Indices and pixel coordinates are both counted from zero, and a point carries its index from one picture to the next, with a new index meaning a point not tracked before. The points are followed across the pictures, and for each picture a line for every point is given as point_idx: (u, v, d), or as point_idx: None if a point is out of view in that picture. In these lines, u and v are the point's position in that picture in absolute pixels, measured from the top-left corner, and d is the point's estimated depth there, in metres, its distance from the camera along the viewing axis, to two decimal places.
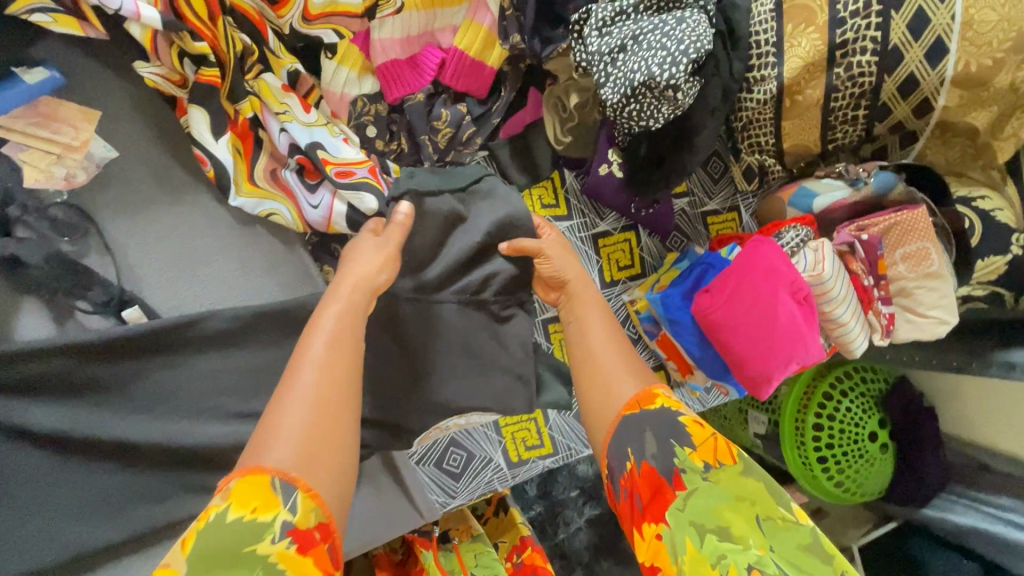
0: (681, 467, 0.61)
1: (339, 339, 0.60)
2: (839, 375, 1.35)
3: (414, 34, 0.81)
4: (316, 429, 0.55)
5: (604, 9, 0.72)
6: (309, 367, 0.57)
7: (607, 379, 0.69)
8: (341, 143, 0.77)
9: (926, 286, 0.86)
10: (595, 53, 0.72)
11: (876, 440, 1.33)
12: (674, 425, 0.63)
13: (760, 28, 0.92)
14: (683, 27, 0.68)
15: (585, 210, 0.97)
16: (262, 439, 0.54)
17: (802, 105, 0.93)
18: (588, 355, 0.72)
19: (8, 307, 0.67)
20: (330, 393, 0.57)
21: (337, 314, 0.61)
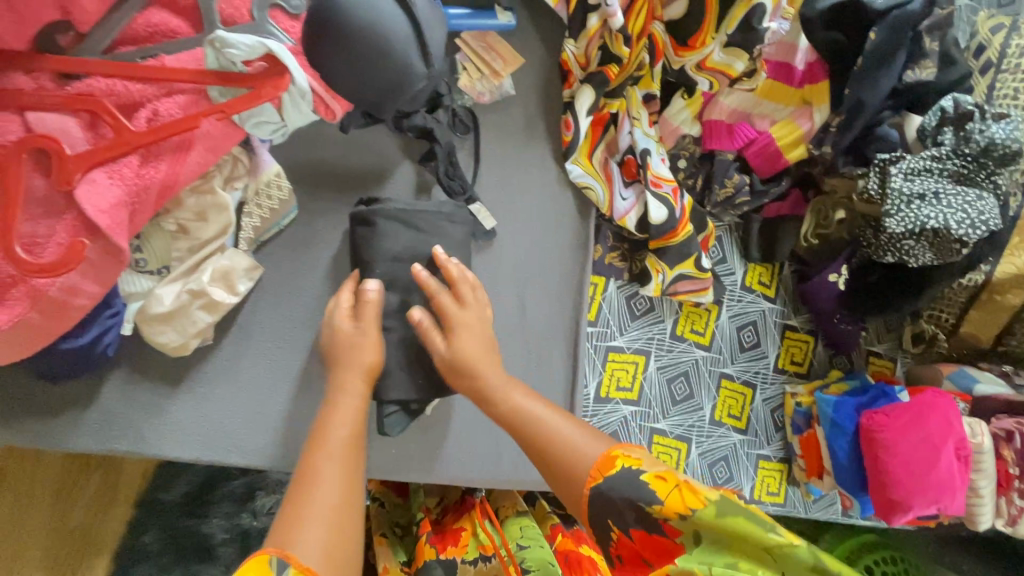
0: (663, 520, 0.57)
1: (342, 443, 0.64)
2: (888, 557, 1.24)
3: (741, 110, 0.98)
4: (340, 531, 0.57)
5: (916, 161, 0.88)
6: (323, 483, 0.59)
7: (563, 467, 0.64)
8: (661, 161, 0.92)
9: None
10: (896, 190, 0.87)
11: None
12: (637, 486, 0.59)
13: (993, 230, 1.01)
14: (981, 204, 0.85)
15: (787, 302, 1.11)
16: (285, 528, 0.55)
17: (995, 303, 1.06)
18: (540, 450, 0.66)
19: (393, 159, 0.82)
20: (349, 481, 0.61)
21: (343, 424, 0.66)
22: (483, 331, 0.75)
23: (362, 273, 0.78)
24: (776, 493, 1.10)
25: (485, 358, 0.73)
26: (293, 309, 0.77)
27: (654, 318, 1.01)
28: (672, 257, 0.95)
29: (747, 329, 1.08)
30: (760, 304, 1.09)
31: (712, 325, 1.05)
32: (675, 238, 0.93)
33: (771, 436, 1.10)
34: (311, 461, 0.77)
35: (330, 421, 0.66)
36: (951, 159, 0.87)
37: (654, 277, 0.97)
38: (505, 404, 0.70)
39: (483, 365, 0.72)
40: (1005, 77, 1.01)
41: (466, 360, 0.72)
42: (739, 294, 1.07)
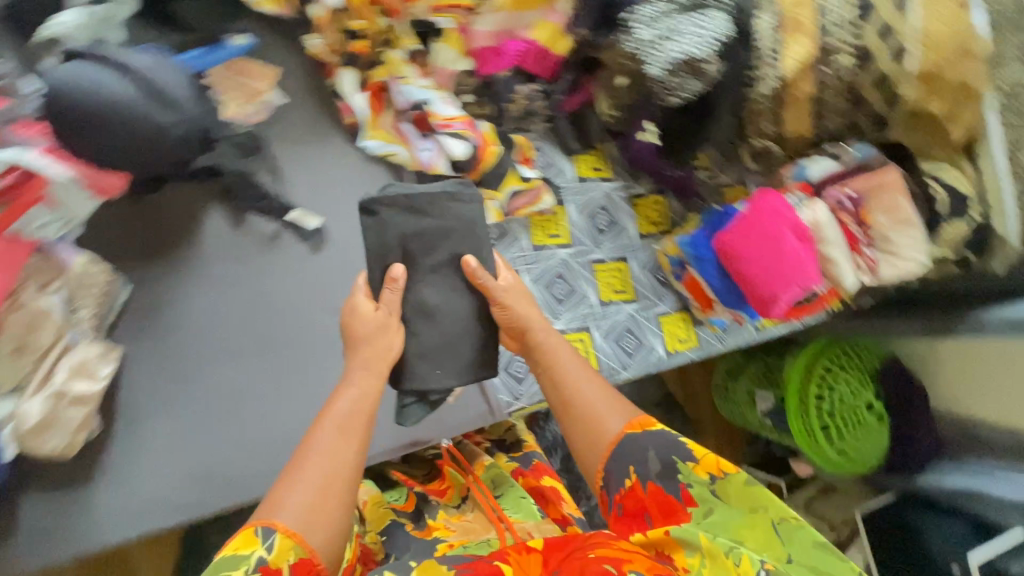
0: (687, 483, 0.72)
1: (344, 424, 0.69)
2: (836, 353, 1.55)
3: (499, 30, 1.04)
4: (328, 496, 0.63)
5: (650, 9, 0.96)
6: (314, 458, 0.65)
7: (588, 421, 0.78)
8: (446, 104, 1.00)
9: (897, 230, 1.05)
10: (641, 41, 0.96)
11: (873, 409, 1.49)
12: (669, 442, 0.75)
13: None
14: (712, 23, 0.93)
15: (624, 176, 1.22)
16: (278, 497, 0.62)
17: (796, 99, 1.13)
18: (565, 402, 0.80)
19: (201, 205, 0.88)
20: (345, 456, 0.66)
21: (350, 400, 0.72)
22: (526, 296, 0.86)
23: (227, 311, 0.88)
24: (687, 338, 1.20)
25: (527, 302, 0.85)
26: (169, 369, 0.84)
27: (510, 241, 1.10)
28: (494, 181, 1.03)
29: (600, 213, 1.18)
30: (600, 188, 1.19)
31: (565, 224, 1.14)
32: (486, 164, 1.01)
33: (662, 293, 1.21)
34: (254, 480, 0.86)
35: (340, 396, 0.72)
36: None
37: (490, 205, 1.03)
38: (545, 335, 0.83)
39: (529, 323, 0.84)
40: None
41: (511, 307, 0.83)
42: (579, 187, 1.17)
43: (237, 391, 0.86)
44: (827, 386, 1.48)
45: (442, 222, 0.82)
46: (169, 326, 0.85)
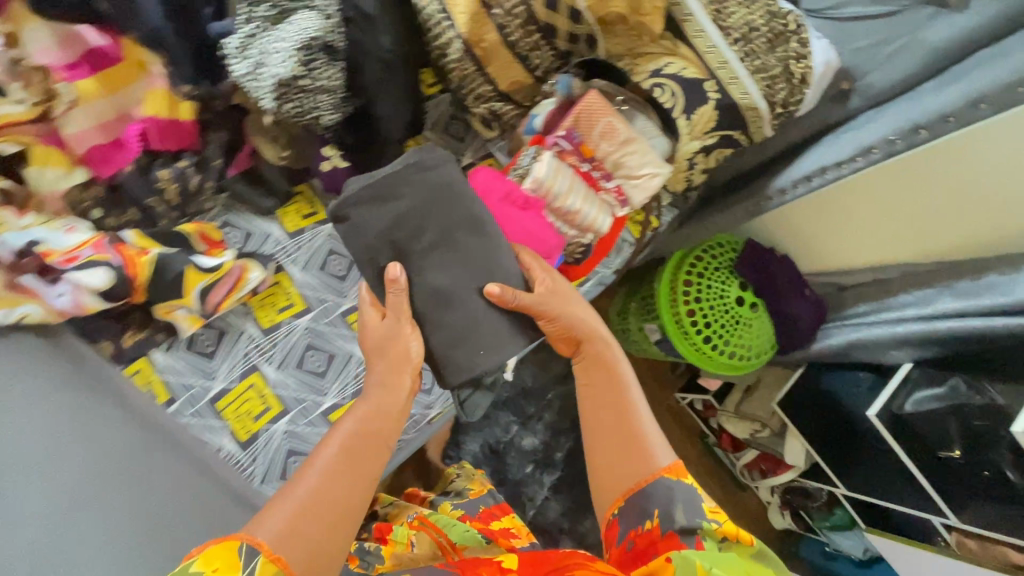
0: (702, 537, 0.76)
1: (368, 444, 0.81)
2: (696, 258, 1.61)
3: (107, 120, 0.89)
4: (310, 507, 0.71)
5: (234, 38, 0.83)
6: (312, 475, 0.74)
7: (644, 443, 0.87)
8: (66, 232, 0.85)
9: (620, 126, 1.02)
10: (240, 77, 0.84)
11: (743, 301, 1.59)
12: (695, 501, 0.80)
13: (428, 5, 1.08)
14: (301, 28, 0.82)
15: None
16: (261, 516, 0.70)
17: (489, 49, 1.09)
18: (596, 425, 0.92)
19: None
20: (334, 473, 0.76)
21: (358, 423, 0.83)
22: (563, 295, 0.96)
23: None
24: None
25: (564, 299, 0.96)
26: None
27: (232, 339, 0.96)
28: (167, 293, 0.89)
29: (332, 260, 1.03)
30: (322, 232, 1.04)
31: (293, 291, 1.01)
32: (143, 279, 0.87)
33: None
34: None
35: (342, 423, 0.83)
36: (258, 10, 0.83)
37: (178, 317, 0.91)
38: (600, 344, 0.97)
39: (596, 332, 0.97)
40: None
41: (572, 310, 0.95)
42: (294, 244, 1.02)
43: (76, 491, 0.74)
44: (693, 296, 1.58)
45: (416, 200, 0.89)
46: None
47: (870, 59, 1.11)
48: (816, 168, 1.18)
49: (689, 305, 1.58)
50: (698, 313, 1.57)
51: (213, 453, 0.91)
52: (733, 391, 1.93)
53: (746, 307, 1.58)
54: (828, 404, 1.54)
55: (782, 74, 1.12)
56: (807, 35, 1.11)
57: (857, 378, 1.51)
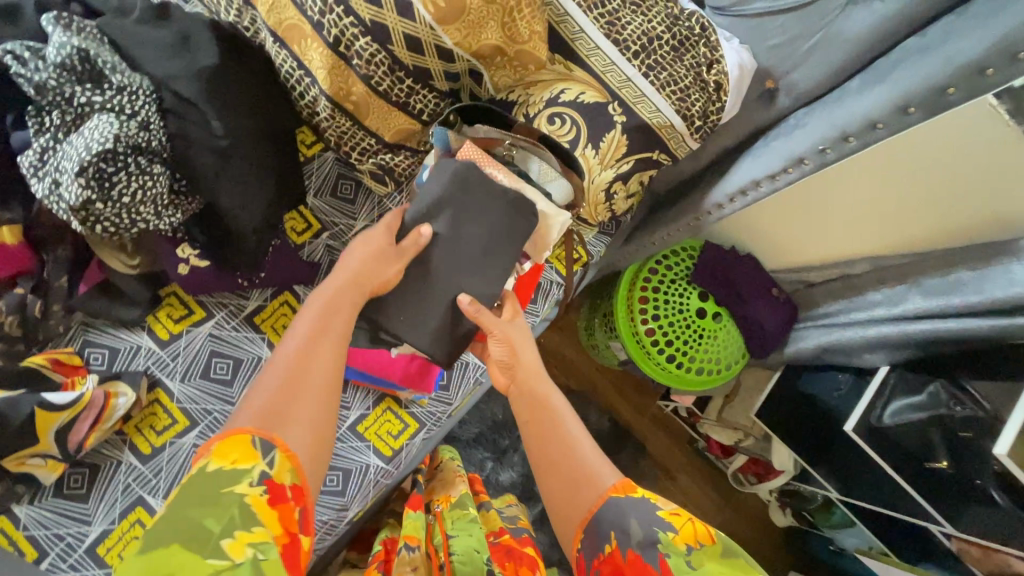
0: (665, 552, 0.67)
1: (326, 307, 0.74)
2: (648, 271, 1.40)
3: None
4: (301, 393, 0.67)
5: (29, 155, 0.73)
6: (285, 354, 0.69)
7: (586, 473, 0.78)
8: None
9: (469, 193, 0.84)
10: (42, 197, 0.73)
11: (706, 313, 1.36)
12: (650, 515, 0.71)
13: (285, 65, 0.95)
14: (93, 130, 0.72)
15: (223, 301, 0.96)
16: (255, 406, 0.65)
17: (360, 103, 0.96)
18: (545, 461, 0.81)
19: None
20: (308, 353, 0.70)
21: (324, 294, 0.75)
22: (518, 329, 0.89)
23: None
24: (404, 426, 1.00)
25: (521, 330, 0.90)
26: None
27: (107, 473, 0.86)
28: (13, 442, 0.79)
29: (216, 363, 0.94)
30: (200, 333, 0.94)
31: (172, 407, 0.91)
32: None
33: (346, 398, 0.99)
34: None
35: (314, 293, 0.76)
36: (48, 118, 0.74)
37: (34, 464, 0.82)
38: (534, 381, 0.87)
39: (528, 362, 0.88)
40: None
41: (513, 339, 0.87)
42: (171, 353, 0.93)
43: None
44: (650, 313, 1.37)
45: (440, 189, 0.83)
46: None
47: (791, 56, 0.99)
48: (747, 182, 1.05)
49: (647, 323, 1.36)
50: (657, 332, 1.35)
51: None
52: (714, 396, 1.66)
53: (709, 319, 1.35)
54: (810, 413, 1.36)
55: (693, 83, 0.99)
56: (715, 37, 0.99)
57: (839, 382, 1.32)
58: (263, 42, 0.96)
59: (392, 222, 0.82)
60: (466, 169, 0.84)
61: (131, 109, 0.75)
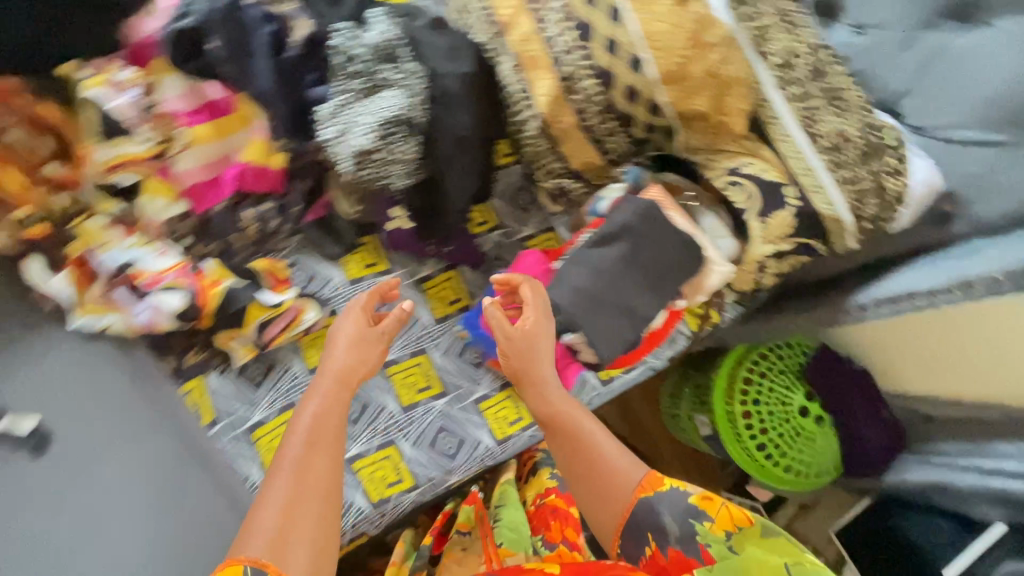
0: (705, 541, 0.76)
1: (312, 433, 0.77)
2: (754, 357, 1.35)
3: (212, 160, 0.99)
4: (305, 519, 0.70)
5: (327, 106, 0.90)
6: (277, 478, 0.72)
7: (616, 476, 0.83)
8: (159, 256, 0.94)
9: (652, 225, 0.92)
10: (328, 140, 0.89)
11: (807, 413, 1.31)
12: (684, 506, 0.79)
13: (513, 85, 1.08)
14: (386, 103, 0.89)
15: (404, 261, 1.12)
16: (250, 531, 0.68)
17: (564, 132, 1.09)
18: (587, 466, 0.84)
19: None
20: (310, 475, 0.73)
21: (312, 411, 0.80)
22: (529, 342, 0.86)
23: None
24: (519, 417, 1.08)
25: (530, 351, 0.86)
26: None
27: (279, 372, 1.01)
28: (230, 320, 0.96)
29: (384, 310, 1.08)
30: (379, 282, 1.10)
31: None
32: (211, 306, 0.94)
33: (476, 375, 1.09)
34: None
35: (301, 409, 0.81)
36: (351, 83, 0.91)
37: (234, 346, 0.97)
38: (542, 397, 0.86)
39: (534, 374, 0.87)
40: None
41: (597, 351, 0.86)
42: (352, 290, 1.08)
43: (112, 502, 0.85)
44: (751, 396, 1.31)
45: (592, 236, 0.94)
46: None
47: None
48: (903, 292, 1.08)
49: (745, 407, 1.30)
50: (754, 419, 1.29)
51: (239, 482, 0.93)
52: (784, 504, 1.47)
53: (811, 419, 1.30)
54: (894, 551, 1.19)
55: (873, 188, 1.05)
56: (904, 151, 1.06)
57: (938, 528, 1.17)
58: (496, 60, 1.09)
59: (365, 307, 0.94)
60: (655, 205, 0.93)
61: (413, 90, 0.93)
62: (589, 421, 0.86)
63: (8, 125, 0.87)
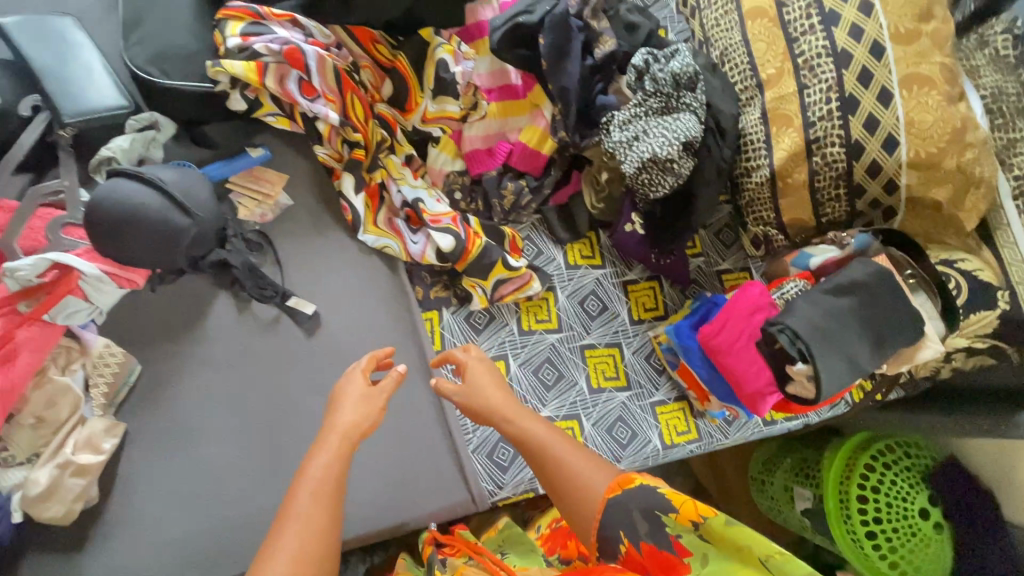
0: (677, 534, 0.71)
1: (316, 488, 0.69)
2: (880, 447, 1.30)
3: (492, 133, 1.15)
4: (310, 551, 0.64)
5: (623, 114, 1.04)
6: (292, 523, 0.65)
7: (577, 485, 0.79)
8: (437, 201, 1.10)
9: (882, 289, 1.00)
10: (617, 142, 1.03)
11: (928, 517, 1.21)
12: (653, 499, 0.73)
13: (752, 132, 1.22)
14: (678, 123, 0.98)
15: (616, 262, 1.22)
16: (262, 561, 0.63)
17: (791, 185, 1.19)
18: (557, 473, 0.80)
19: (208, 297, 0.99)
20: (314, 526, 0.66)
21: (324, 464, 0.72)
22: (489, 379, 0.91)
23: (237, 387, 0.96)
24: (687, 430, 1.16)
25: (494, 386, 0.90)
26: (164, 438, 0.92)
27: (498, 327, 1.13)
28: (478, 270, 1.09)
29: (591, 300, 1.19)
30: (592, 274, 1.20)
31: (554, 310, 1.17)
32: (471, 254, 1.08)
33: (657, 381, 1.18)
34: (236, 534, 0.90)
35: (312, 460, 0.73)
36: (649, 100, 1.04)
37: (474, 292, 1.11)
38: (514, 426, 0.86)
39: (502, 408, 0.88)
40: (707, 13, 1.31)
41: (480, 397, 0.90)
42: (569, 274, 1.19)
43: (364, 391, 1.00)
44: (871, 482, 1.25)
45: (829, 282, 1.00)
46: (165, 394, 0.93)
47: None
48: None
49: (863, 490, 1.25)
50: (870, 503, 1.23)
51: (451, 408, 1.06)
52: None
53: (931, 526, 1.20)
54: None
55: None
56: None
57: None
58: (745, 110, 1.23)
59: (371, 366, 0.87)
60: (887, 273, 1.01)
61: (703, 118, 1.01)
62: (553, 438, 0.83)
63: (363, 66, 1.05)
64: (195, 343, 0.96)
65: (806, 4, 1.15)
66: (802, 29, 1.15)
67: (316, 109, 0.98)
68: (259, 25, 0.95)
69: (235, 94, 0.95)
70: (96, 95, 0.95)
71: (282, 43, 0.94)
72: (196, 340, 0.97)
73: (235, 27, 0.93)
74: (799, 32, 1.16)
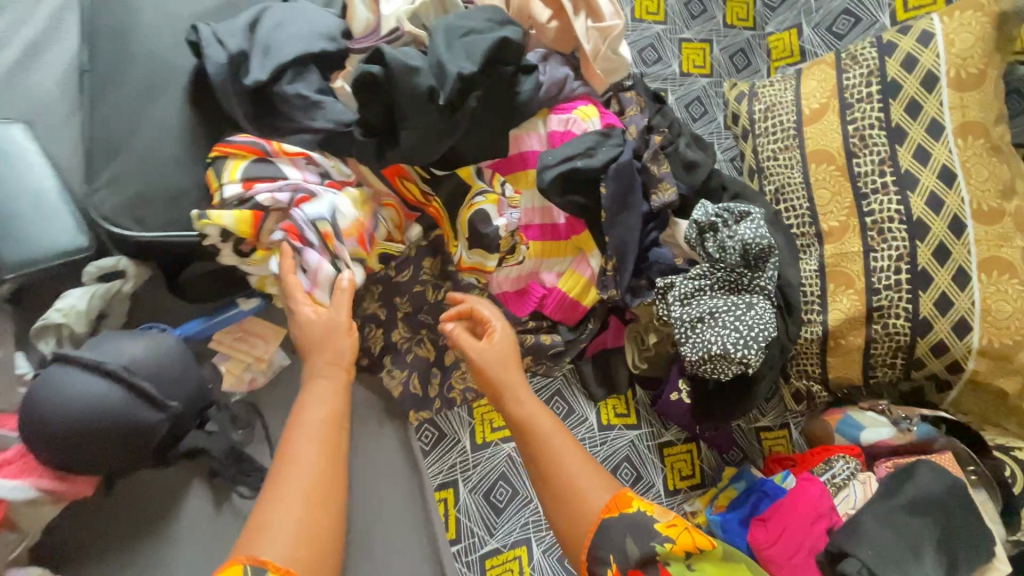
0: (666, 562, 0.68)
1: (328, 459, 0.66)
2: None
3: (525, 275, 1.00)
4: (310, 526, 0.60)
5: (685, 285, 0.90)
6: (292, 499, 0.61)
7: (572, 492, 0.73)
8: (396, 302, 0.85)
9: (951, 507, 0.90)
10: (677, 320, 0.89)
11: None
12: (650, 528, 0.69)
13: (807, 283, 1.09)
14: (751, 314, 0.87)
15: (653, 420, 1.10)
16: (260, 533, 0.58)
17: (843, 348, 1.06)
18: (552, 471, 0.75)
19: (180, 487, 0.82)
20: (319, 503, 0.62)
21: (316, 448, 0.66)
22: (504, 355, 0.85)
23: None
24: None
25: (504, 366, 0.84)
26: None
27: (520, 504, 0.98)
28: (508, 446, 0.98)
29: (624, 468, 1.06)
30: (627, 435, 1.07)
31: None
32: None
33: None
34: None
35: (301, 447, 0.66)
36: (713, 273, 0.91)
37: None
38: (516, 409, 0.80)
39: (508, 379, 0.82)
40: (762, 140, 1.18)
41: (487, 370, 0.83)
42: (601, 436, 1.06)
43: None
44: None
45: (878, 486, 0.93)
46: None
47: None
48: None
49: None
50: None
51: None
52: None
53: None
54: None
55: None
56: None
57: None
58: (802, 258, 1.10)
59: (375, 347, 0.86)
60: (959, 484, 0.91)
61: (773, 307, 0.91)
62: (560, 431, 0.78)
63: (386, 203, 0.91)
64: (158, 550, 0.78)
65: (879, 158, 1.05)
66: (874, 186, 1.05)
67: (310, 259, 0.76)
68: (265, 164, 0.77)
69: (225, 248, 0.76)
70: (44, 234, 0.74)
71: (292, 190, 0.77)
72: (161, 546, 0.79)
73: (235, 168, 0.75)
74: (871, 188, 1.05)
